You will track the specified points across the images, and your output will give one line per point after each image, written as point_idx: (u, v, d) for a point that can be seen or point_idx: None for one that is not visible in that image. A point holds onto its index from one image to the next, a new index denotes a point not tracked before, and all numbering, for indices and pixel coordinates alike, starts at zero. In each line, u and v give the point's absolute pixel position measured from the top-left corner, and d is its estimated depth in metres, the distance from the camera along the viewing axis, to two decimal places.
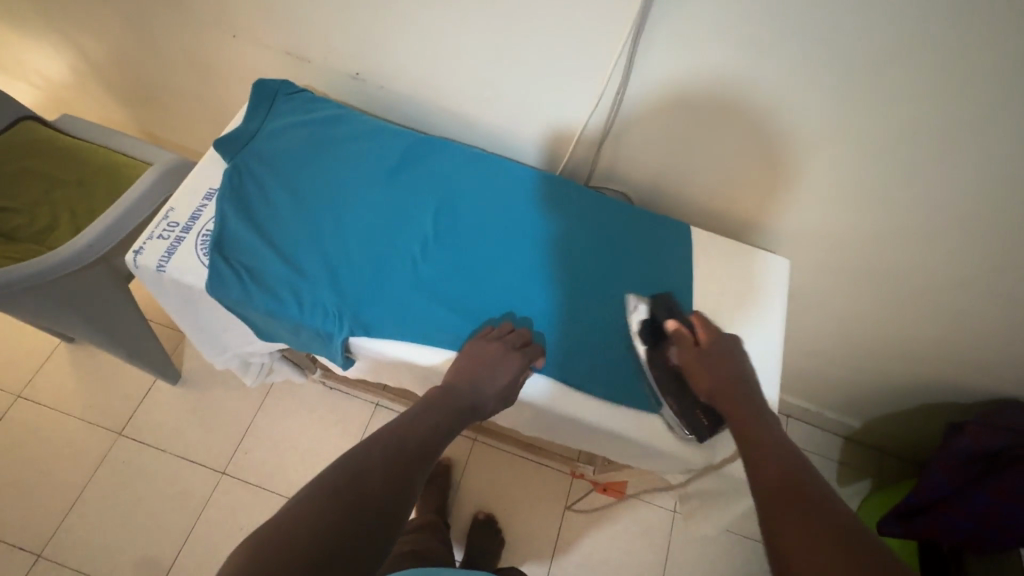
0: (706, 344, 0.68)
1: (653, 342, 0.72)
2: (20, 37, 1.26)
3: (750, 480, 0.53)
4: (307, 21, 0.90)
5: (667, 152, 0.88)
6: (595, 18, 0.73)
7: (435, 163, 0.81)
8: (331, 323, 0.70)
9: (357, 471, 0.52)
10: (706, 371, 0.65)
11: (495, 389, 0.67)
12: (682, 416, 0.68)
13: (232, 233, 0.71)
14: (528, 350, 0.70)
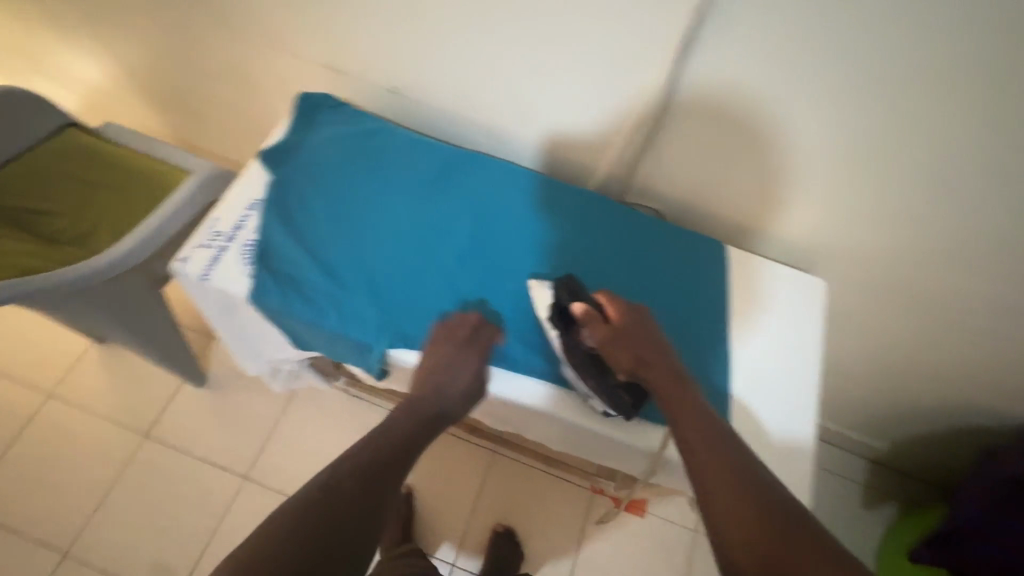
0: (617, 322, 0.67)
1: (564, 327, 0.69)
2: (66, 46, 1.30)
3: (689, 472, 0.56)
4: (349, 37, 0.92)
5: (701, 173, 0.88)
6: (639, 37, 0.74)
7: (473, 178, 0.82)
8: (369, 334, 0.71)
9: (326, 487, 0.55)
10: (626, 348, 0.65)
11: (459, 387, 0.69)
12: (606, 396, 0.67)
13: (275, 244, 0.73)
14: (482, 340, 0.71)
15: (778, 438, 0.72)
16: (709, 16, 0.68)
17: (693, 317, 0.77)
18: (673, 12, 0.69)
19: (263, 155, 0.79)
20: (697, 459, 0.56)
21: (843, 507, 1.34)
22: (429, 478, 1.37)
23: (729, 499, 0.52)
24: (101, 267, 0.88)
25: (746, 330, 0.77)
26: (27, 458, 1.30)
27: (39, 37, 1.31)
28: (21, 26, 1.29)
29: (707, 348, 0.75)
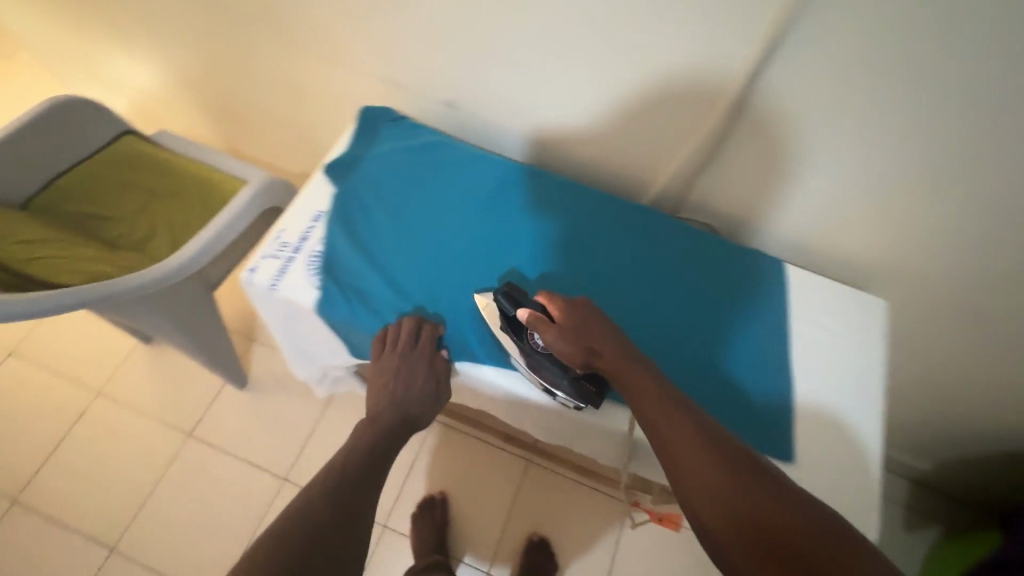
0: (563, 321, 0.67)
1: (516, 334, 0.70)
2: (125, 55, 1.34)
3: (658, 450, 0.58)
4: (409, 52, 0.94)
5: (761, 190, 0.86)
6: (710, 57, 0.72)
7: (530, 192, 0.83)
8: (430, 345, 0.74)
9: (301, 513, 0.62)
10: (572, 346, 0.66)
11: (417, 391, 0.74)
12: (570, 391, 0.69)
13: (340, 256, 0.75)
14: (428, 343, 0.72)
15: (843, 462, 0.70)
16: (784, 41, 0.67)
17: (751, 336, 0.76)
18: (748, 36, 0.68)
19: (327, 168, 0.81)
20: (675, 445, 0.57)
21: (884, 528, 1.31)
22: (463, 485, 1.38)
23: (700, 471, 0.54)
24: (168, 272, 0.90)
25: (805, 342, 0.76)
26: (77, 454, 1.33)
27: (100, 47, 1.35)
28: (84, 37, 1.34)
29: (766, 369, 0.74)
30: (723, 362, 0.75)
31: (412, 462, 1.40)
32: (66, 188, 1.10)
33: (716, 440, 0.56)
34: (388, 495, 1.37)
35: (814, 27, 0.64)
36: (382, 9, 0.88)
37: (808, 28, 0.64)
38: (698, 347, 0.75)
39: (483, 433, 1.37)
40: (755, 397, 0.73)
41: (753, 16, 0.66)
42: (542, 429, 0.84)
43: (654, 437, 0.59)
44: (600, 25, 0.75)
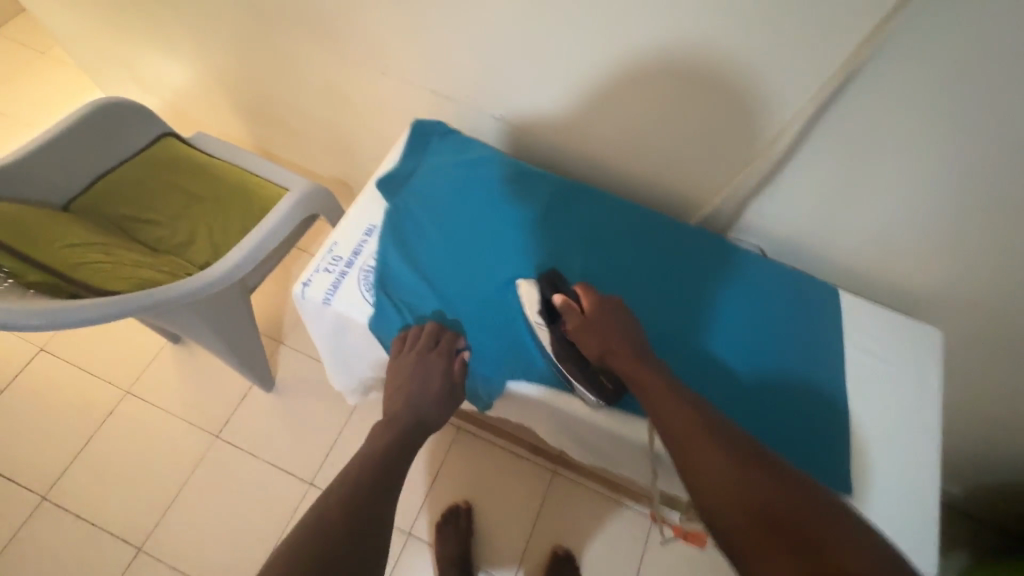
0: (591, 312, 0.69)
1: (548, 318, 0.73)
2: (166, 56, 1.35)
3: (664, 436, 0.61)
4: (461, 66, 0.93)
5: (814, 217, 0.85)
6: (779, 83, 0.71)
7: (582, 213, 0.84)
8: (489, 367, 0.74)
9: (319, 524, 0.58)
10: (595, 337, 0.68)
11: (432, 393, 0.73)
12: (585, 382, 0.71)
13: (394, 272, 0.75)
14: (448, 346, 0.73)
15: (898, 501, 0.70)
16: (860, 74, 0.65)
17: (803, 367, 0.76)
18: (820, 66, 0.67)
19: (378, 182, 0.81)
20: (669, 422, 0.60)
21: None
22: (487, 494, 1.38)
23: (702, 454, 0.57)
24: (216, 277, 0.91)
25: (868, 379, 0.76)
26: (106, 452, 1.34)
27: (141, 48, 1.36)
28: (126, 38, 1.35)
29: (818, 401, 0.74)
30: (775, 394, 0.74)
31: (437, 470, 1.39)
32: (106, 189, 1.10)
33: (719, 429, 0.59)
34: (412, 502, 1.36)
35: (892, 61, 0.63)
36: (436, 24, 0.88)
37: (886, 62, 0.63)
38: (749, 378, 0.75)
39: (511, 442, 1.38)
40: (806, 429, 0.73)
41: (829, 48, 0.65)
42: (585, 450, 0.83)
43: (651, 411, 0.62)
44: (665, 52, 0.75)
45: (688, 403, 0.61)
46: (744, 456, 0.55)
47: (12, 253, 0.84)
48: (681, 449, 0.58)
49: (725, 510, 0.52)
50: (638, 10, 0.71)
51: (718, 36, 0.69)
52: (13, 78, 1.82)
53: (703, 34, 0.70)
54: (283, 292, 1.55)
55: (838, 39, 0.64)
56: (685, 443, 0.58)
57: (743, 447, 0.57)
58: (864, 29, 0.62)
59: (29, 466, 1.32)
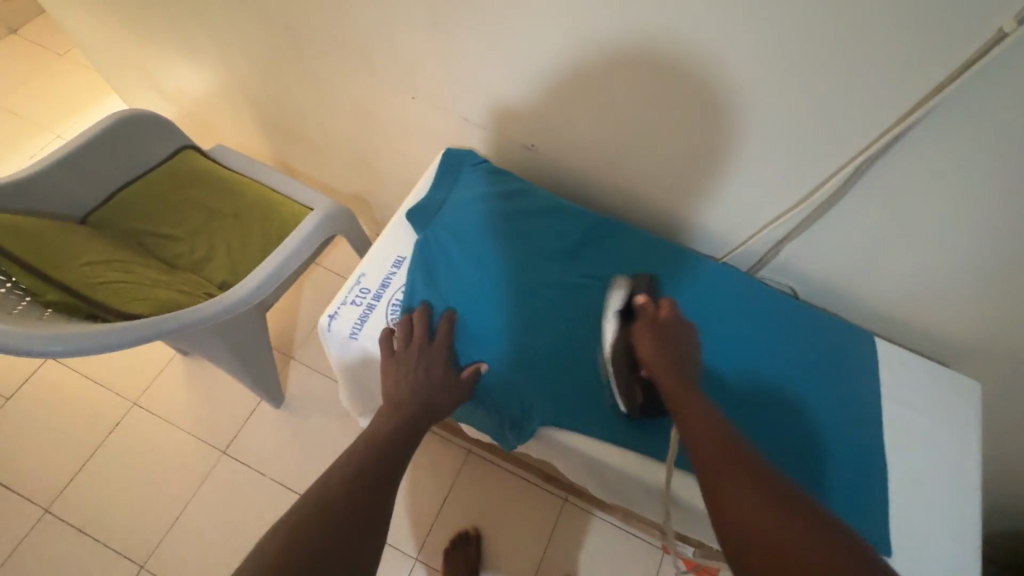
0: (665, 318, 0.69)
1: (623, 316, 0.73)
2: (189, 68, 1.34)
3: (695, 462, 0.56)
4: (494, 95, 0.92)
5: (848, 265, 0.84)
6: (826, 134, 0.70)
7: (615, 249, 0.84)
8: (513, 410, 0.73)
9: (320, 497, 0.55)
10: (655, 345, 0.67)
11: (437, 383, 0.70)
12: (622, 386, 0.70)
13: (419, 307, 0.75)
14: (445, 334, 0.73)
15: (940, 560, 0.67)
16: (912, 130, 0.64)
17: (841, 421, 0.74)
18: (870, 122, 0.66)
19: (408, 213, 0.83)
20: (700, 441, 0.57)
21: None
22: (497, 521, 1.35)
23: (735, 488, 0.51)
24: (239, 298, 0.90)
25: (908, 435, 0.74)
26: (110, 466, 1.32)
27: (165, 59, 1.36)
28: (150, 48, 1.34)
29: (852, 455, 0.72)
30: (813, 450, 0.72)
31: (446, 495, 1.37)
32: (125, 202, 1.08)
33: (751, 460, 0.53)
34: (419, 527, 1.34)
35: (949, 119, 0.62)
36: (472, 53, 0.87)
37: (940, 122, 0.62)
38: (786, 431, 0.73)
39: (521, 468, 1.35)
40: (845, 487, 0.70)
41: (882, 105, 0.64)
42: (609, 495, 0.81)
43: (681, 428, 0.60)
44: (707, 103, 0.74)
45: (719, 428, 0.58)
46: (781, 495, 0.50)
47: (32, 271, 0.83)
48: (709, 479, 0.53)
49: (744, 547, 0.47)
50: (682, 60, 0.71)
51: (768, 87, 0.68)
52: (32, 80, 1.81)
53: (749, 88, 0.69)
54: (296, 306, 1.53)
55: (893, 97, 0.63)
56: (714, 471, 0.53)
57: (777, 483, 0.51)
58: (923, 87, 0.60)
59: (31, 478, 1.29)
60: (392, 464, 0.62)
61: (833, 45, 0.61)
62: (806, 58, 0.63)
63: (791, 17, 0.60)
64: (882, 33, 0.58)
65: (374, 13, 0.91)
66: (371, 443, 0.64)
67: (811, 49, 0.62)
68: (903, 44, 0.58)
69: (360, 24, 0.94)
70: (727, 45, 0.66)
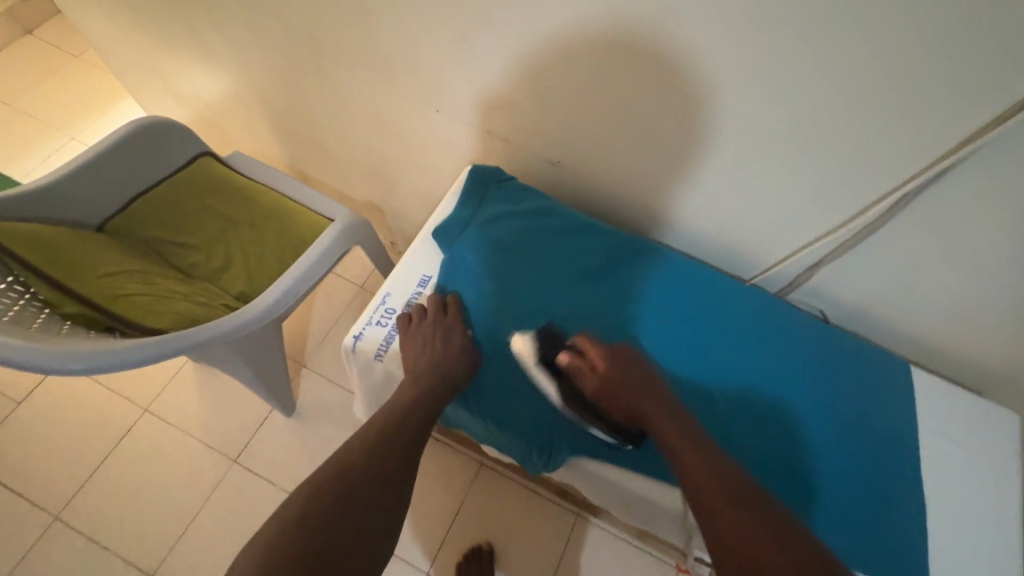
0: (604, 371, 0.70)
1: (555, 377, 0.72)
2: (207, 74, 1.33)
3: (688, 492, 0.58)
4: (521, 111, 0.91)
5: (883, 289, 0.83)
6: (876, 159, 0.68)
7: (642, 269, 0.83)
8: (540, 440, 0.72)
9: (339, 472, 0.59)
10: (611, 399, 0.69)
11: (455, 353, 0.72)
12: (612, 433, 0.70)
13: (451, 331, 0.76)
14: (459, 311, 0.76)
15: None
16: (968, 159, 0.63)
17: (879, 450, 0.73)
18: (918, 153, 0.65)
19: (434, 232, 0.83)
20: (700, 484, 0.57)
21: None
22: (510, 536, 1.33)
23: (729, 520, 0.53)
24: (258, 313, 0.89)
25: (946, 466, 0.72)
26: (121, 473, 1.31)
27: (183, 64, 1.35)
28: (168, 53, 1.33)
29: (888, 491, 0.70)
30: (849, 480, 0.71)
31: (459, 508, 1.36)
32: (142, 210, 1.07)
33: (752, 496, 0.55)
34: (432, 540, 1.32)
35: (1008, 149, 0.60)
36: (502, 69, 0.85)
37: (997, 152, 0.61)
38: (821, 460, 0.72)
39: (536, 483, 1.34)
40: (879, 519, 0.69)
41: (935, 134, 0.63)
42: (631, 520, 0.80)
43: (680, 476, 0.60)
44: (742, 133, 0.74)
45: (716, 465, 0.58)
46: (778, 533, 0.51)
47: (49, 282, 0.82)
48: (708, 513, 0.55)
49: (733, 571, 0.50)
50: (721, 88, 0.70)
51: (819, 110, 0.67)
52: (48, 81, 1.81)
53: (787, 118, 0.69)
54: (308, 314, 1.52)
55: (949, 127, 0.61)
56: (711, 505, 0.55)
57: (778, 522, 0.52)
58: (982, 118, 0.59)
59: (42, 484, 1.28)
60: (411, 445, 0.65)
61: (882, 75, 0.60)
62: (857, 88, 0.62)
63: (840, 47, 0.60)
64: (938, 63, 0.57)
65: (401, 25, 0.89)
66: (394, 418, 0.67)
67: (857, 80, 0.62)
68: (962, 76, 0.57)
69: (385, 35, 0.92)
70: (774, 72, 0.65)
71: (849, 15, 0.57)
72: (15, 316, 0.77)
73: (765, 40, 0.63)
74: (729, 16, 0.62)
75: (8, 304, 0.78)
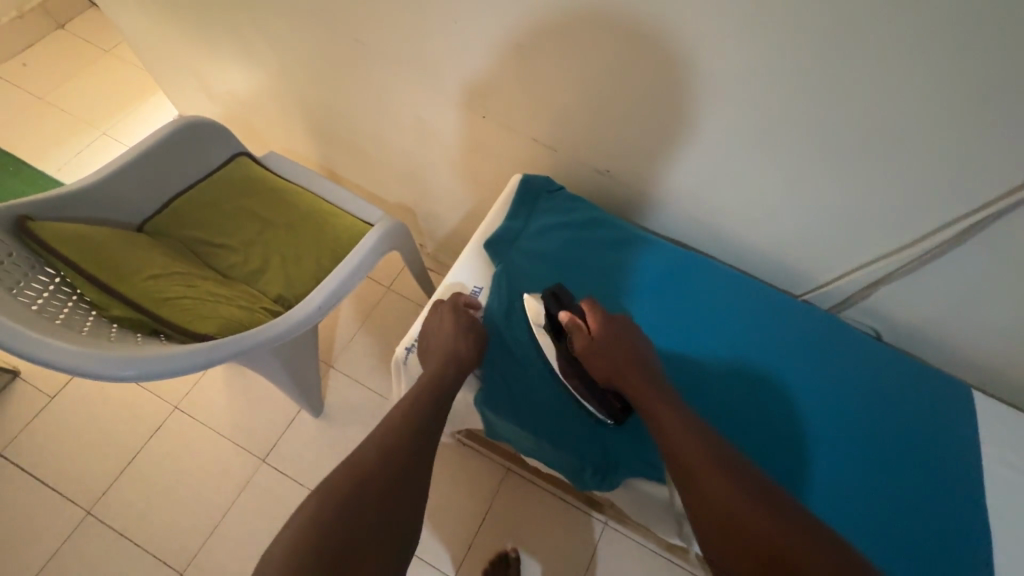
0: (597, 332, 0.74)
1: (556, 335, 0.77)
2: (242, 73, 1.32)
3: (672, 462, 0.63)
4: (569, 121, 0.89)
5: (945, 312, 0.82)
6: (945, 187, 0.67)
7: (694, 283, 0.86)
8: (596, 461, 0.73)
9: (348, 472, 0.61)
10: (602, 360, 0.73)
11: (451, 330, 0.76)
12: (596, 402, 0.74)
13: (499, 346, 0.80)
14: (448, 304, 0.80)
15: None
16: None
17: (925, 475, 0.74)
18: (990, 184, 0.64)
19: (483, 243, 0.87)
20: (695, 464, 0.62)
21: None
22: (535, 541, 1.32)
23: (720, 494, 0.59)
24: (302, 318, 0.89)
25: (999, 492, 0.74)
26: (150, 470, 1.32)
27: (218, 63, 1.34)
28: (205, 51, 1.33)
29: (937, 519, 0.72)
30: (895, 504, 0.73)
31: (485, 512, 1.35)
32: (181, 209, 1.06)
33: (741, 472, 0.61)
34: (459, 544, 1.32)
35: None
36: (555, 79, 0.83)
37: None
38: (867, 483, 0.74)
39: (563, 490, 1.32)
40: (932, 537, 0.71)
41: (1010, 166, 0.62)
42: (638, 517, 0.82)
43: (661, 441, 0.66)
44: (796, 158, 0.74)
45: (703, 441, 0.63)
46: (760, 502, 0.57)
47: (96, 284, 0.82)
48: (695, 482, 0.61)
49: (721, 537, 0.57)
50: (791, 107, 0.68)
51: (892, 135, 0.65)
52: (80, 77, 1.82)
53: (842, 145, 0.69)
54: (337, 314, 1.52)
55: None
56: (699, 476, 0.61)
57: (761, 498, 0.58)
58: None
59: (73, 479, 1.29)
60: (420, 440, 0.67)
61: (952, 107, 0.60)
62: (934, 115, 0.61)
63: (911, 77, 0.59)
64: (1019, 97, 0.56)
65: (450, 31, 0.86)
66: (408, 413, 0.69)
67: (922, 112, 0.62)
68: None
69: (432, 41, 0.90)
70: (851, 93, 0.64)
71: (924, 46, 0.56)
72: (65, 320, 0.77)
73: (833, 67, 0.62)
74: (808, 36, 0.61)
75: (57, 306, 0.79)
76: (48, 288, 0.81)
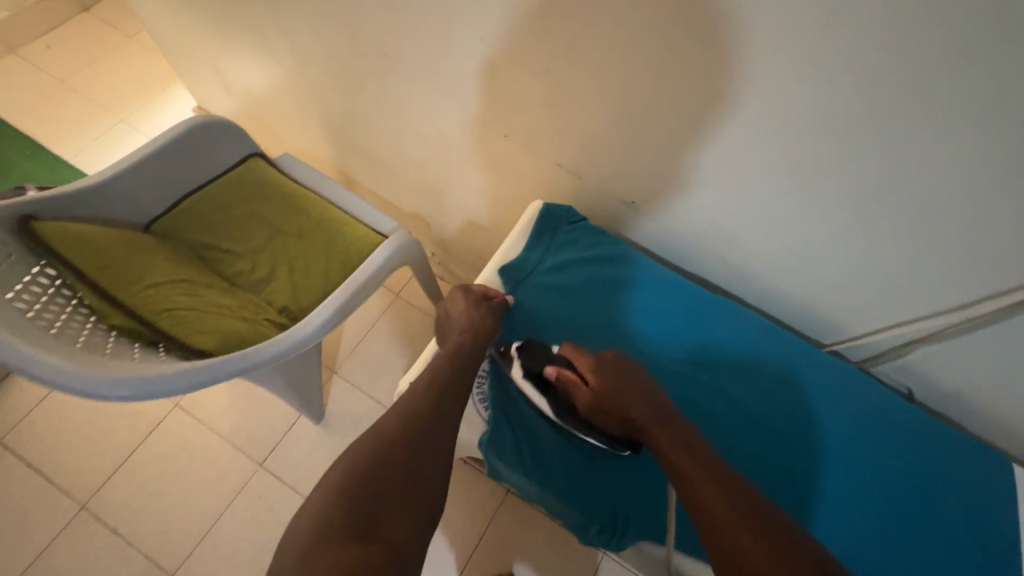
0: (593, 383, 0.72)
1: (546, 391, 0.77)
2: (261, 72, 1.29)
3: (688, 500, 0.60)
4: (597, 150, 0.85)
5: (987, 379, 0.77)
6: (997, 258, 0.63)
7: (716, 329, 0.82)
8: (601, 516, 0.72)
9: (356, 472, 0.59)
10: (604, 411, 0.72)
11: (464, 308, 0.81)
12: (606, 440, 0.74)
13: (512, 392, 0.79)
14: (459, 287, 0.85)
15: None
16: None
17: (950, 554, 0.70)
18: None
19: (500, 270, 0.87)
20: (712, 505, 0.58)
21: None
22: (532, 567, 1.29)
23: (741, 537, 0.55)
24: (310, 330, 0.85)
25: None
26: (148, 468, 1.30)
27: (239, 59, 1.31)
28: (226, 46, 1.30)
29: None
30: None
31: (482, 532, 1.32)
32: (191, 210, 1.04)
33: (772, 518, 0.56)
34: (454, 563, 1.29)
35: None
36: (585, 105, 0.79)
37: None
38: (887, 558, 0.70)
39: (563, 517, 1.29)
40: None
41: None
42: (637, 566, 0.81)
43: (674, 476, 0.63)
44: (836, 208, 0.70)
45: (720, 478, 0.60)
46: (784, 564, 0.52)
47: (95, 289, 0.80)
48: (711, 532, 0.57)
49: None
50: (838, 159, 0.64)
51: (946, 199, 0.61)
52: (100, 63, 1.80)
53: (889, 202, 0.65)
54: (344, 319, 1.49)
55: None
56: (714, 527, 0.56)
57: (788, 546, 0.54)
58: None
59: (71, 471, 1.28)
60: (429, 448, 0.64)
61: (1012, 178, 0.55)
62: (995, 184, 0.57)
63: (972, 140, 0.55)
64: None
65: (478, 48, 0.82)
66: (418, 417, 0.66)
67: (981, 177, 0.57)
68: None
69: (458, 55, 0.86)
70: (905, 154, 0.59)
71: (994, 107, 0.51)
72: (60, 330, 0.74)
73: (885, 125, 0.58)
74: (863, 91, 0.56)
75: (54, 313, 0.76)
76: (47, 291, 0.79)
